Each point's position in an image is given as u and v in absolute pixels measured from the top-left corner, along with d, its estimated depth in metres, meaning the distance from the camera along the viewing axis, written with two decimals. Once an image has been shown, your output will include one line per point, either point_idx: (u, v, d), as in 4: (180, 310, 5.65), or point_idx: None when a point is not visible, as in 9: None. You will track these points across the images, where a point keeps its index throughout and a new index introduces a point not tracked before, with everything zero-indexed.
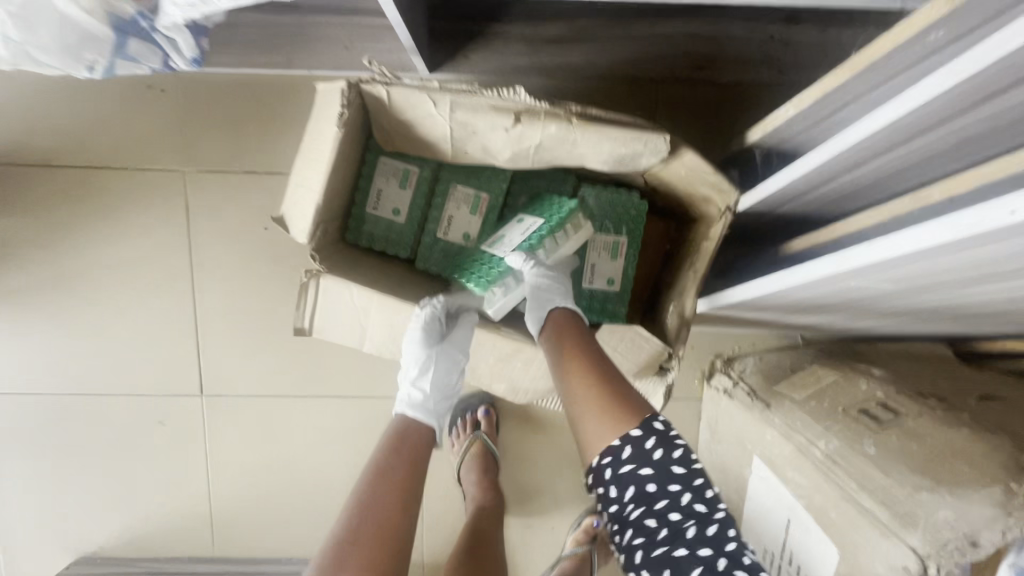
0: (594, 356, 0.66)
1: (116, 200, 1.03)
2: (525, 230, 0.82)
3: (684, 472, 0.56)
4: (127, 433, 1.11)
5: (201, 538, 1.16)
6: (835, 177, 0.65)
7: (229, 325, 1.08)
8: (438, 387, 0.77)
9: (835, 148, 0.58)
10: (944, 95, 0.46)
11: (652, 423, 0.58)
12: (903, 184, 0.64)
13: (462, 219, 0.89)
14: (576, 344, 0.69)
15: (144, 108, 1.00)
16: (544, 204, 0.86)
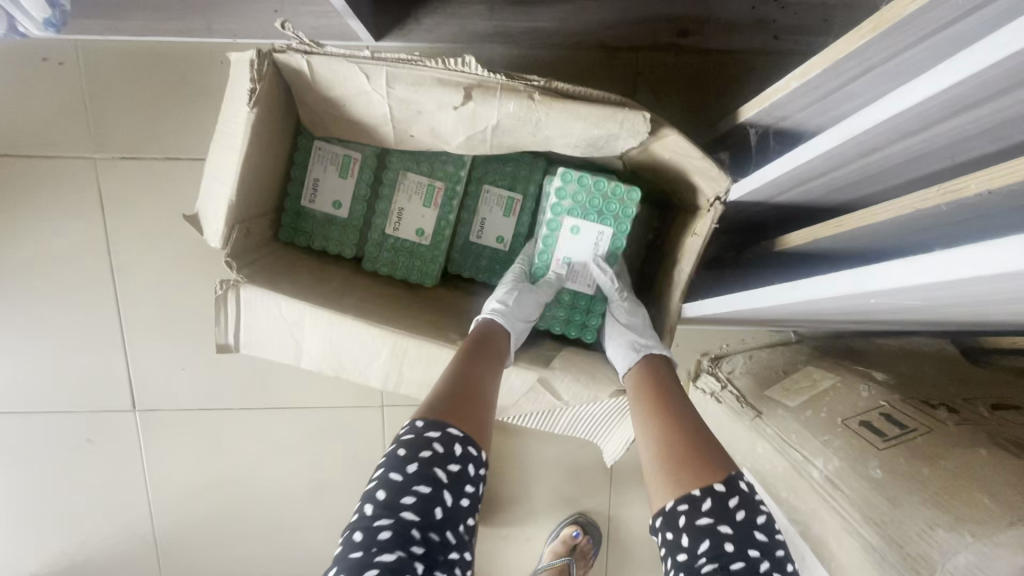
0: (676, 403, 0.59)
1: (14, 193, 0.89)
2: (596, 246, 0.75)
3: (767, 540, 0.48)
4: (52, 453, 1.00)
5: (146, 562, 1.06)
6: (846, 164, 0.55)
7: (159, 332, 0.96)
8: (522, 304, 0.72)
9: (850, 129, 0.47)
10: (999, 66, 0.36)
11: (737, 483, 0.51)
12: (925, 171, 0.54)
13: (413, 211, 0.78)
14: (661, 385, 0.62)
15: (39, 84, 0.86)
16: (579, 198, 0.73)
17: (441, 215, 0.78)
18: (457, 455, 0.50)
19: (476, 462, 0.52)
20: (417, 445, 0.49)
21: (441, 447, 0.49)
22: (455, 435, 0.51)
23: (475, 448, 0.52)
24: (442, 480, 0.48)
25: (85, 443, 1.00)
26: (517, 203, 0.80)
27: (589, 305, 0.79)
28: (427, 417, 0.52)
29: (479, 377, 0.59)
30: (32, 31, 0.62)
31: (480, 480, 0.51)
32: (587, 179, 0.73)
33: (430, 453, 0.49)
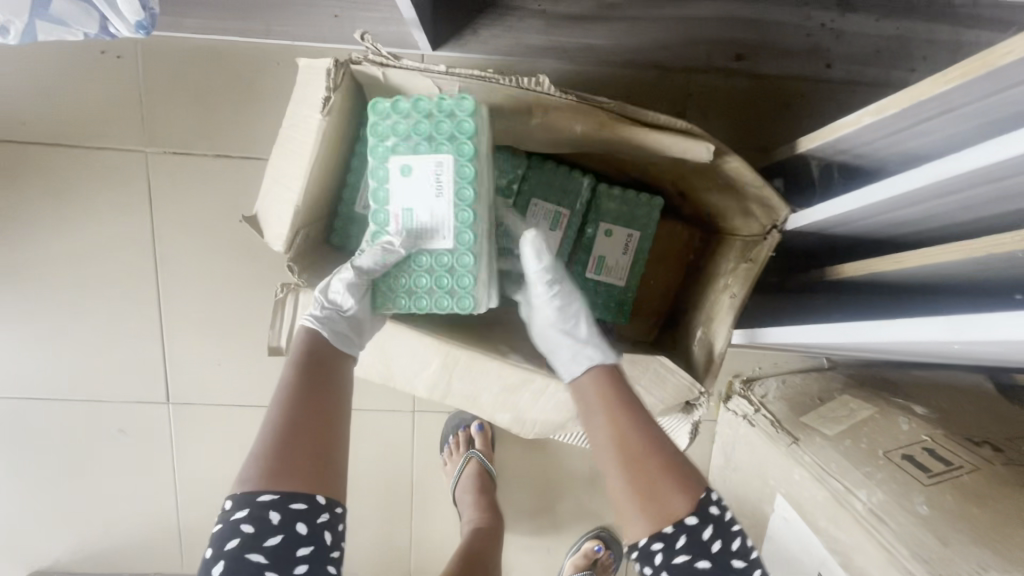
0: (639, 426, 0.57)
1: (65, 183, 0.89)
2: (436, 184, 0.59)
3: (742, 564, 0.53)
4: (83, 441, 1.00)
5: (169, 554, 1.07)
6: (919, 203, 0.55)
7: (198, 327, 0.96)
8: (336, 295, 0.63)
9: (933, 174, 0.48)
10: None
11: (709, 508, 0.53)
12: (995, 213, 0.54)
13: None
14: (618, 402, 0.59)
15: (95, 76, 0.86)
16: (413, 127, 0.59)
17: None
18: (272, 528, 0.48)
19: (306, 516, 0.49)
20: (226, 535, 0.48)
21: (250, 527, 0.48)
22: (267, 504, 0.49)
23: (304, 501, 0.50)
24: (259, 564, 0.47)
25: (116, 433, 1.00)
26: (564, 217, 0.80)
27: (444, 269, 0.62)
28: (235, 495, 0.50)
29: (309, 408, 0.54)
30: (122, 33, 0.63)
31: (317, 531, 0.50)
32: (405, 102, 0.60)
33: (239, 541, 0.48)
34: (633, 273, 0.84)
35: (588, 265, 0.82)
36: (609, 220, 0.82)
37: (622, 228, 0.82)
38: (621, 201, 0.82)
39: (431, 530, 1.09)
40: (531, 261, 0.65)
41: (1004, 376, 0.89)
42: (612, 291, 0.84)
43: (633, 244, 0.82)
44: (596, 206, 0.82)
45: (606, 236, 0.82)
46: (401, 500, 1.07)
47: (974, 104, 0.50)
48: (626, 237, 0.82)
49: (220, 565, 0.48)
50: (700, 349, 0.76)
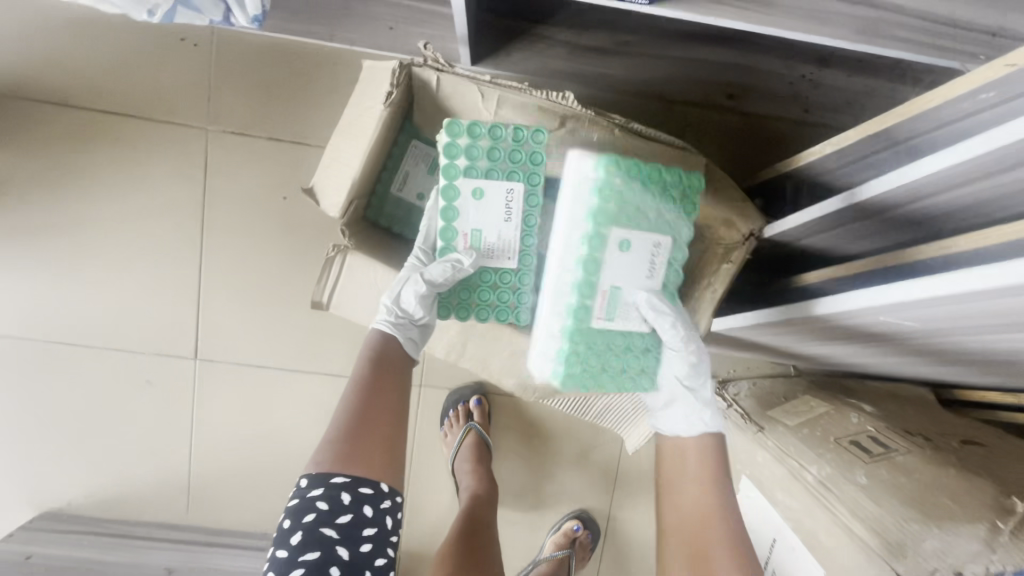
0: (720, 499, 0.70)
1: (130, 149, 1.00)
2: (507, 208, 0.71)
3: None
4: (110, 388, 1.08)
5: (175, 504, 1.13)
6: (875, 214, 0.69)
7: (232, 289, 1.05)
8: (406, 302, 0.75)
9: (887, 184, 0.61)
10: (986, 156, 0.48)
11: None
12: (925, 231, 0.67)
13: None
14: (706, 467, 0.74)
15: (172, 58, 0.98)
16: (494, 153, 0.70)
17: None
18: (343, 506, 0.61)
19: (370, 499, 0.63)
20: (302, 511, 0.60)
21: (324, 504, 0.61)
22: (340, 485, 0.62)
23: (370, 486, 0.63)
24: (332, 537, 0.59)
25: (143, 383, 1.08)
26: None
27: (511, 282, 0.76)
28: (310, 476, 0.62)
29: (375, 399, 0.69)
30: (237, 20, 0.79)
31: (380, 515, 0.63)
32: (481, 130, 0.69)
33: (315, 515, 0.60)
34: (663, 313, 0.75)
35: (607, 310, 0.72)
36: (631, 233, 0.69)
37: (647, 240, 0.71)
38: (648, 203, 0.70)
39: (426, 500, 1.18)
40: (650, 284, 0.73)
41: (944, 390, 1.02)
42: (631, 342, 0.77)
43: (661, 259, 0.72)
44: (618, 220, 0.68)
45: (626, 255, 0.70)
46: None
47: (909, 140, 0.63)
48: (653, 252, 0.71)
49: (295, 536, 0.59)
50: None
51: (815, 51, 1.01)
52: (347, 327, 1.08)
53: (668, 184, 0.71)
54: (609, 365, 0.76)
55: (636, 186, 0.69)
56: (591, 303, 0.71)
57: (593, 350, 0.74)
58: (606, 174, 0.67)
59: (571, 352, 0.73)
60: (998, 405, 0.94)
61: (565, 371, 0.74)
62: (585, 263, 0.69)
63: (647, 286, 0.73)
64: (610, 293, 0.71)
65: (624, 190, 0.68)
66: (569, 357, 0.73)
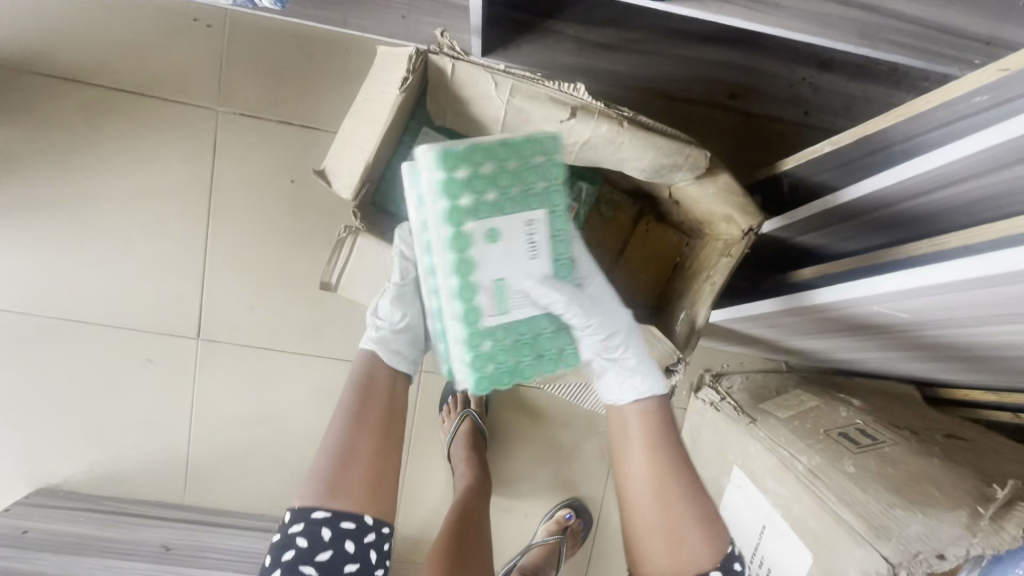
0: (670, 468, 0.75)
1: (140, 129, 1.01)
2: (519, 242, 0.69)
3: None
4: (111, 365, 1.08)
5: (172, 483, 1.13)
6: (873, 210, 0.71)
7: (236, 270, 1.06)
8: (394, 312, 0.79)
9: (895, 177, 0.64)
10: None
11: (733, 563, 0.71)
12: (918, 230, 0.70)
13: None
14: (652, 434, 0.77)
15: (184, 39, 0.99)
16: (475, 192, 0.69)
17: None
18: (323, 542, 0.65)
19: (354, 533, 0.66)
20: (283, 547, 0.65)
21: (304, 541, 0.65)
22: (319, 522, 0.65)
23: (353, 521, 0.66)
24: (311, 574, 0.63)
25: (144, 361, 1.08)
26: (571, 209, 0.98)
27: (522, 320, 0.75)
28: (293, 511, 0.67)
29: (361, 426, 0.72)
30: None
31: (364, 549, 0.66)
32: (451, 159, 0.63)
33: (295, 552, 0.64)
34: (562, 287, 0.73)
35: (498, 306, 0.68)
36: (496, 220, 0.66)
37: (513, 222, 0.66)
38: (507, 184, 0.66)
39: (422, 486, 1.20)
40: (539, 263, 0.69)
41: (929, 388, 1.05)
42: (541, 325, 0.74)
43: (539, 236, 0.69)
44: (470, 212, 0.64)
45: (495, 246, 0.66)
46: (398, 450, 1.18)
47: (905, 142, 0.66)
48: (527, 231, 0.67)
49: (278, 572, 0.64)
50: (683, 326, 0.89)
51: (816, 55, 1.03)
52: (350, 311, 1.09)
53: (519, 151, 0.66)
54: (522, 354, 0.73)
55: (488, 170, 0.65)
56: (477, 302, 0.67)
57: (499, 345, 0.71)
58: (444, 168, 0.63)
59: (478, 354, 0.70)
60: (981, 403, 0.97)
61: (478, 374, 0.70)
62: (456, 266, 0.66)
63: (533, 268, 0.69)
64: (496, 287, 0.67)
65: (470, 177, 0.64)
66: (480, 359, 0.70)
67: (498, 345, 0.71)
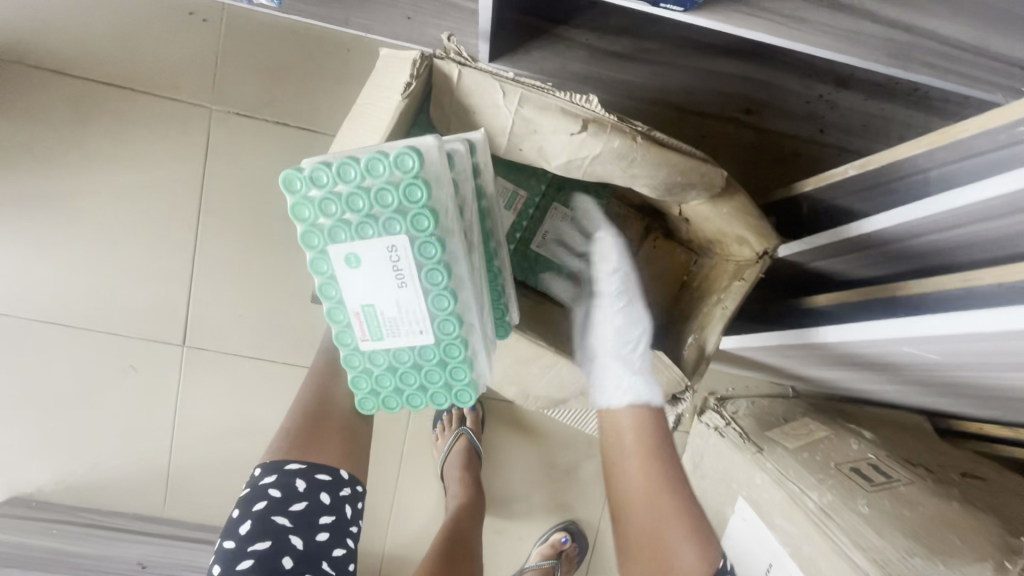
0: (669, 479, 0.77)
1: (128, 124, 0.97)
2: (393, 270, 0.59)
3: None
4: (91, 369, 1.03)
5: (152, 495, 1.08)
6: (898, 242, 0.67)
7: (225, 274, 1.02)
8: None
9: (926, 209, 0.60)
10: None
11: None
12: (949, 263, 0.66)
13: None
14: (654, 440, 0.79)
15: (179, 33, 0.95)
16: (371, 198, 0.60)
17: (517, 219, 0.91)
18: (297, 493, 0.62)
19: (328, 487, 0.64)
20: (253, 499, 0.62)
21: (277, 493, 0.62)
22: (295, 473, 0.63)
23: (327, 473, 0.65)
24: (284, 525, 0.60)
25: (126, 368, 1.04)
26: None
27: (429, 355, 0.66)
28: (264, 466, 0.64)
29: (330, 389, 0.73)
30: None
31: (338, 504, 0.64)
32: (307, 175, 0.57)
33: (266, 504, 0.61)
34: (443, 319, 0.63)
35: (370, 331, 0.64)
36: (353, 246, 0.58)
37: (370, 249, 0.58)
38: (366, 204, 0.57)
39: (414, 504, 1.15)
40: (406, 294, 0.61)
41: (941, 420, 1.02)
42: (426, 355, 0.67)
43: (406, 265, 0.59)
44: (324, 235, 0.58)
45: (357, 271, 0.60)
46: (390, 466, 1.13)
47: (937, 170, 0.62)
48: (389, 259, 0.58)
49: (247, 524, 0.61)
50: (692, 351, 0.85)
51: (834, 71, 1.00)
52: None
53: (376, 169, 0.56)
54: (409, 380, 0.68)
55: (341, 190, 0.57)
56: (349, 324, 0.64)
57: (382, 368, 0.68)
58: (293, 190, 0.58)
59: (359, 375, 0.68)
60: (996, 438, 0.94)
61: (362, 393, 0.69)
62: (320, 288, 0.62)
63: (401, 297, 0.61)
64: (363, 314, 0.62)
65: (324, 200, 0.57)
66: (363, 380, 0.68)
67: (379, 369, 0.68)
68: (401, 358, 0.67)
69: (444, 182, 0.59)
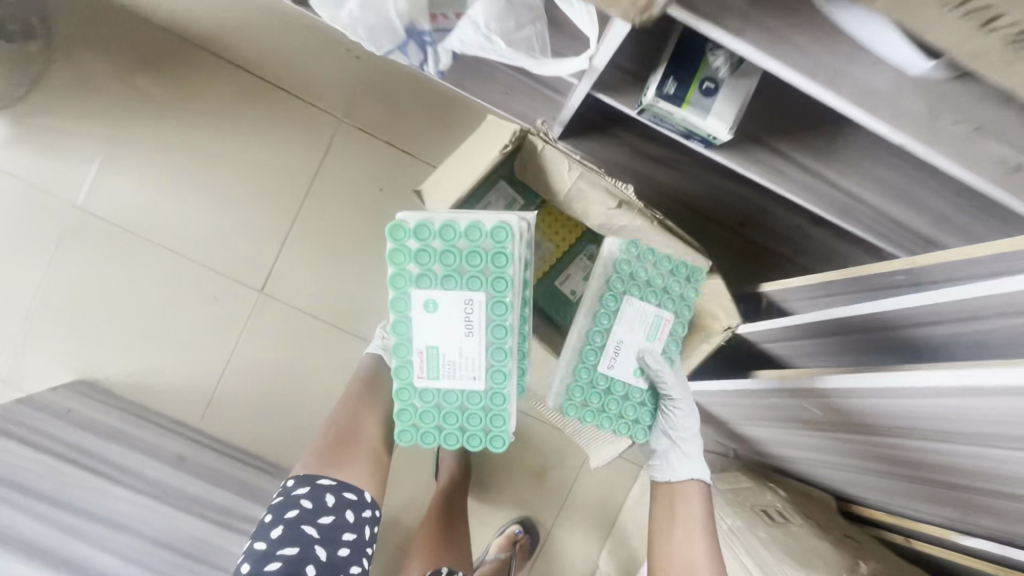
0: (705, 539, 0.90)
1: (277, 115, 1.25)
2: (466, 314, 0.82)
3: None
4: (184, 292, 1.27)
5: (194, 407, 1.28)
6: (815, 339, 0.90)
7: (312, 245, 1.27)
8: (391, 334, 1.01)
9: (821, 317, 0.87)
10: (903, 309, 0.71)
11: None
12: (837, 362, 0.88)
13: (635, 336, 0.90)
14: (689, 514, 0.92)
15: (336, 61, 1.24)
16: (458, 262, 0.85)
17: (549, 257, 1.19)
18: (326, 507, 0.85)
19: (349, 504, 0.88)
20: (288, 505, 0.85)
21: (308, 503, 0.85)
22: (326, 487, 0.87)
23: (352, 493, 0.89)
24: (311, 534, 0.82)
25: (210, 298, 1.27)
26: None
27: (473, 401, 0.87)
28: (298, 477, 0.88)
29: (363, 416, 0.98)
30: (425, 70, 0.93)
31: (356, 522, 0.87)
32: (417, 236, 0.81)
33: (298, 511, 0.84)
34: (494, 370, 0.86)
35: (428, 370, 0.85)
36: (435, 293, 0.81)
37: (453, 298, 0.81)
38: (456, 263, 0.81)
39: (402, 471, 1.35)
40: (473, 336, 0.83)
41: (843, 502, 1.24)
42: (471, 401, 0.87)
43: (476, 315, 0.82)
44: (415, 280, 0.81)
45: (434, 313, 0.82)
46: None
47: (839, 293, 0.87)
48: (465, 308, 0.81)
49: (278, 529, 0.82)
50: None
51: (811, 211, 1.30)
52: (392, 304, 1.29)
53: (472, 236, 0.81)
54: (449, 421, 0.88)
55: (437, 247, 0.81)
56: (412, 361, 0.85)
57: (428, 405, 0.88)
58: (395, 239, 0.81)
59: (405, 410, 0.88)
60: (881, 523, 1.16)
61: (404, 427, 0.88)
62: (396, 326, 0.83)
63: (463, 344, 0.83)
64: (428, 352, 0.84)
65: (421, 252, 0.81)
66: (408, 413, 0.88)
67: (429, 406, 0.88)
68: (448, 400, 0.87)
69: (519, 256, 0.83)
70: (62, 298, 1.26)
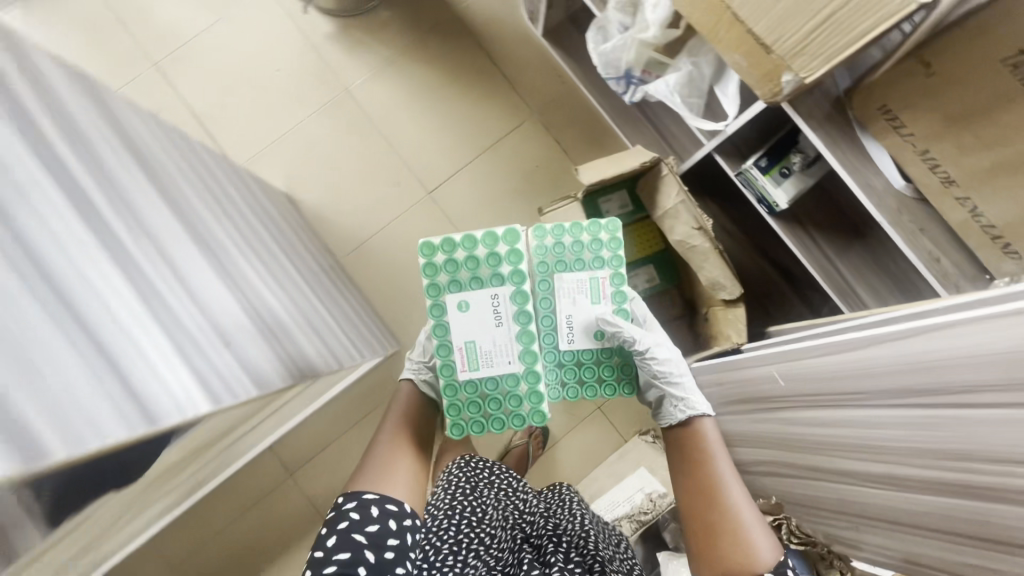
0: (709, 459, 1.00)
1: (495, 92, 1.82)
2: (494, 310, 0.94)
3: None
4: (379, 170, 1.79)
5: (345, 245, 1.75)
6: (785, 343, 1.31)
7: (476, 179, 1.79)
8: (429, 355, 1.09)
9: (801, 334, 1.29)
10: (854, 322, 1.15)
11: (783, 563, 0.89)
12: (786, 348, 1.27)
13: (580, 305, 0.98)
14: (692, 441, 1.04)
15: (546, 78, 1.83)
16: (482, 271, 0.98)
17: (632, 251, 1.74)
18: (372, 516, 0.83)
19: (392, 512, 0.86)
20: (338, 519, 0.83)
21: (356, 515, 0.83)
22: (370, 500, 0.85)
23: (394, 504, 0.87)
24: (360, 541, 0.81)
25: (394, 182, 1.78)
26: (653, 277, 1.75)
27: (505, 381, 0.96)
28: (345, 495, 0.86)
29: (394, 433, 0.99)
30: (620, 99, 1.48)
31: (399, 528, 0.85)
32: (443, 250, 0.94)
33: (346, 523, 0.82)
34: (523, 352, 0.96)
35: (469, 363, 0.94)
36: (466, 296, 0.93)
37: (478, 294, 0.94)
38: (479, 267, 0.94)
39: None
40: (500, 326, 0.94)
41: None
42: (510, 385, 0.96)
43: (503, 308, 0.94)
44: (446, 286, 0.94)
45: (465, 313, 0.93)
46: None
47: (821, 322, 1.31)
48: (492, 304, 0.94)
49: (331, 539, 0.81)
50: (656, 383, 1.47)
51: None
52: None
53: (487, 241, 0.94)
54: (492, 407, 0.97)
55: (461, 255, 0.94)
56: (454, 360, 0.95)
57: (473, 396, 0.97)
58: (425, 255, 0.95)
59: (452, 403, 0.97)
60: None
61: (453, 421, 0.97)
62: (435, 329, 0.95)
63: (495, 334, 0.94)
64: (465, 349, 0.94)
65: (447, 262, 0.94)
66: (455, 409, 0.97)
67: (471, 397, 0.97)
68: (492, 388, 0.96)
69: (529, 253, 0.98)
70: (302, 138, 1.79)
